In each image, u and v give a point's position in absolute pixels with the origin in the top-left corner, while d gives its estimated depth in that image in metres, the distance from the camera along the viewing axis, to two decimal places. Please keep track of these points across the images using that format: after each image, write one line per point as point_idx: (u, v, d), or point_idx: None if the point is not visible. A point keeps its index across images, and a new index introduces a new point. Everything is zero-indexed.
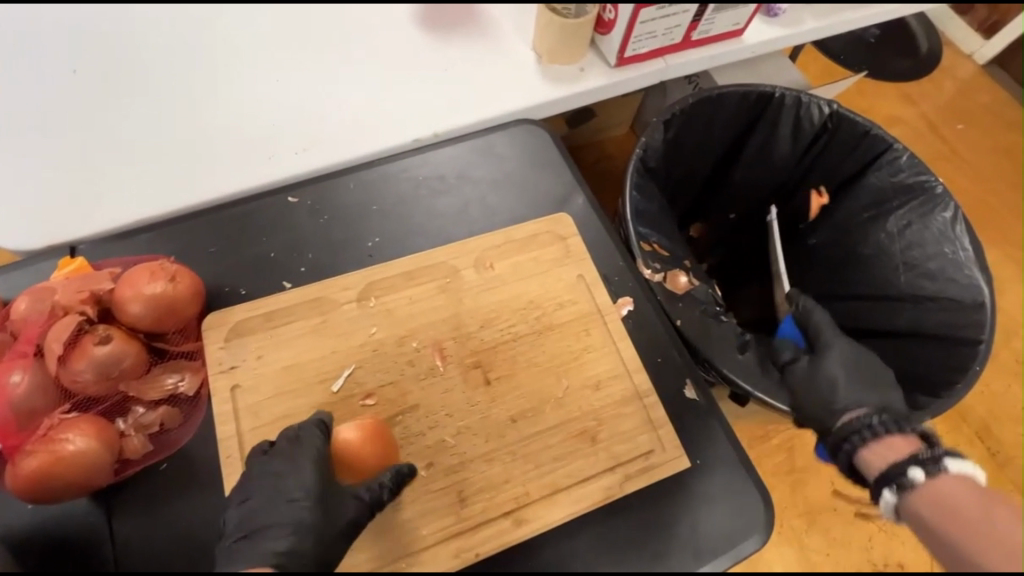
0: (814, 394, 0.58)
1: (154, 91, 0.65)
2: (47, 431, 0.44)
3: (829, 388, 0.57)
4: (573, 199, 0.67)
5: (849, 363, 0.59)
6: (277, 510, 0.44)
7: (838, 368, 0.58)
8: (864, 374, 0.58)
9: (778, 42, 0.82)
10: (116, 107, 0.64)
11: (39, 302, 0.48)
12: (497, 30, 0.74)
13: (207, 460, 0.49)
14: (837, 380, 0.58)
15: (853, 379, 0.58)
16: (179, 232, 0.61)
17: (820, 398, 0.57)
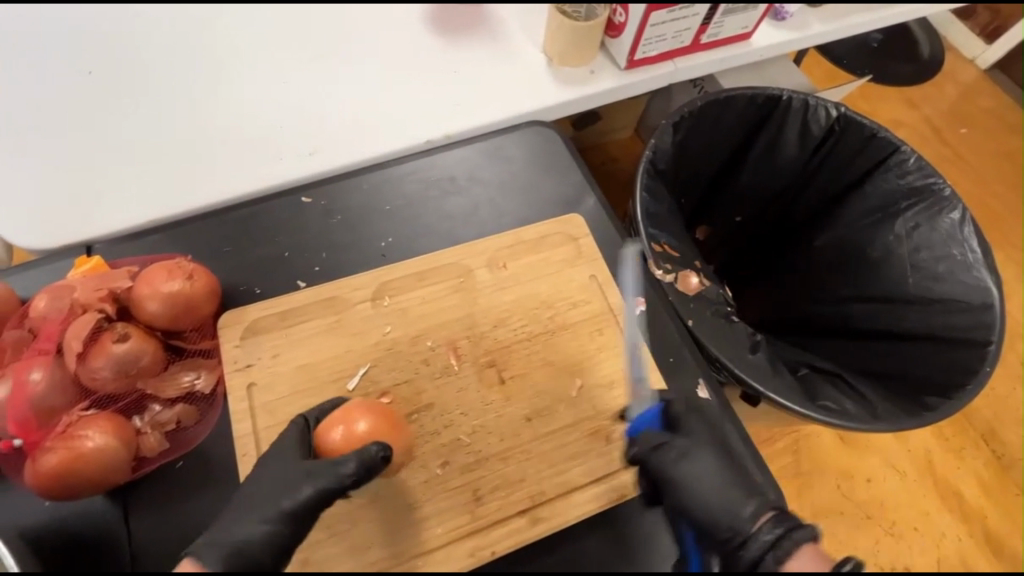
0: (704, 498, 0.47)
1: (155, 91, 0.65)
2: (66, 428, 0.44)
3: (714, 487, 0.47)
4: (584, 200, 0.67)
5: (703, 438, 0.51)
6: (255, 507, 0.44)
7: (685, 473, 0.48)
8: (722, 450, 0.51)
9: (786, 45, 0.82)
10: (117, 107, 0.64)
11: (58, 300, 0.48)
12: (508, 32, 0.74)
13: (224, 458, 0.49)
14: (710, 468, 0.48)
15: (721, 460, 0.49)
16: (194, 231, 0.61)
17: (693, 502, 0.47)
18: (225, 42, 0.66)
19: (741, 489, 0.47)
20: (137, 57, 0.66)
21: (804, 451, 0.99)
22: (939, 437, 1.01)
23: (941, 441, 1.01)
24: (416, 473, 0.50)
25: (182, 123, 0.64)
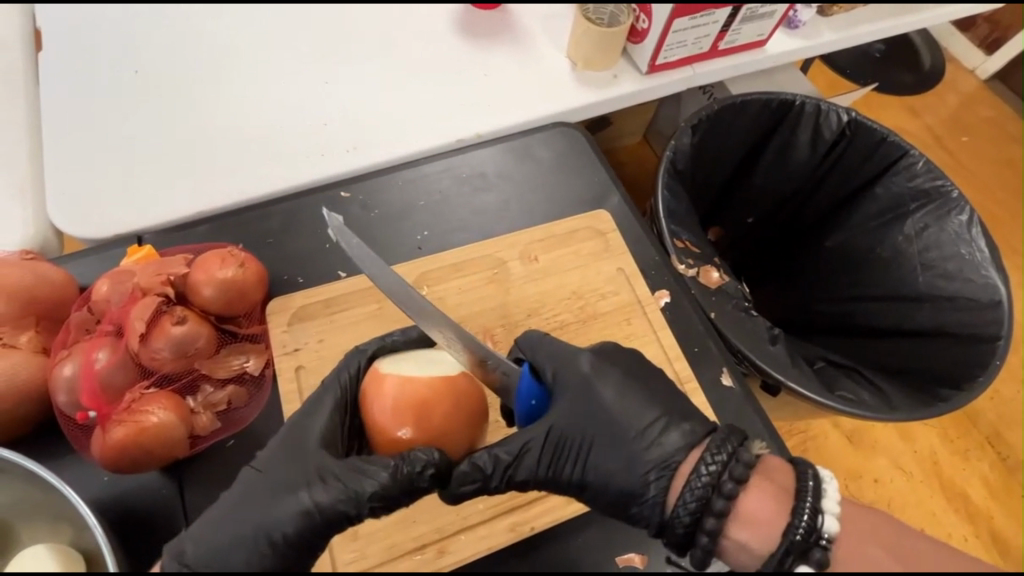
0: (612, 487, 0.48)
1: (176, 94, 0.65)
2: (129, 404, 0.47)
3: (620, 473, 0.48)
4: (609, 198, 0.70)
5: (582, 416, 0.50)
6: (282, 471, 0.46)
7: (577, 426, 0.50)
8: (604, 425, 0.49)
9: (799, 53, 0.86)
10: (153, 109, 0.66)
11: (120, 284, 0.50)
12: (534, 37, 0.77)
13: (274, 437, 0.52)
14: (605, 453, 0.49)
15: (607, 440, 0.49)
16: (238, 224, 0.64)
17: (613, 489, 0.48)
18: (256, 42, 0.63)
19: (639, 427, 0.48)
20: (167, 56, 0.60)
21: (813, 450, 1.01)
22: (944, 438, 1.04)
23: (947, 443, 1.03)
24: None
25: (224, 121, 0.67)
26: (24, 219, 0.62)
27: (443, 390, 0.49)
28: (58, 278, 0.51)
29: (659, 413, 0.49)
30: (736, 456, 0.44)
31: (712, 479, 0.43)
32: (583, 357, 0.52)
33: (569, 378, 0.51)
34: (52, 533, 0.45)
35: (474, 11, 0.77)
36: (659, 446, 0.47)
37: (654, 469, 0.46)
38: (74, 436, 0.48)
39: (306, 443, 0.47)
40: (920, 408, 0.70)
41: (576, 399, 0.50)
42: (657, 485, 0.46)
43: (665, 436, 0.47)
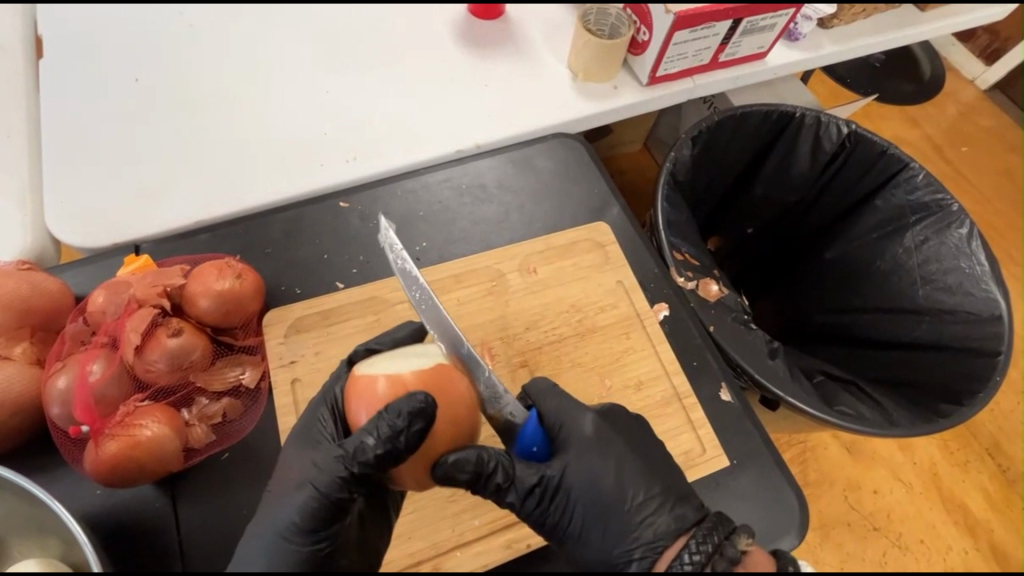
0: (592, 552, 0.49)
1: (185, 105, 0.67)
2: (124, 417, 0.46)
3: (604, 540, 0.49)
4: (609, 210, 0.70)
5: (581, 480, 0.50)
6: (282, 476, 0.46)
7: (573, 488, 0.50)
8: (597, 498, 0.49)
9: (800, 65, 0.86)
10: (157, 119, 0.66)
11: (116, 295, 0.50)
12: (535, 47, 0.77)
13: (268, 451, 0.51)
14: (593, 527, 0.49)
15: (597, 513, 0.49)
16: (235, 234, 0.63)
17: (592, 552, 0.49)
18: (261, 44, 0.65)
19: (632, 504, 0.48)
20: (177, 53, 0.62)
21: (812, 461, 1.01)
22: (945, 450, 1.03)
23: (946, 454, 1.03)
24: None
25: (226, 129, 0.67)
26: (23, 227, 0.62)
27: (425, 380, 0.46)
28: (54, 288, 0.51)
29: (656, 492, 0.49)
30: (721, 552, 0.43)
31: (695, 569, 0.42)
32: (589, 419, 0.52)
33: (574, 439, 0.51)
34: (42, 547, 0.44)
35: (475, 20, 0.77)
36: (650, 525, 0.47)
37: (642, 545, 0.47)
38: (68, 449, 0.48)
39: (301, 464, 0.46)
40: (917, 426, 0.69)
41: (578, 461, 0.50)
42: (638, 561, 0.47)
43: (658, 516, 0.48)
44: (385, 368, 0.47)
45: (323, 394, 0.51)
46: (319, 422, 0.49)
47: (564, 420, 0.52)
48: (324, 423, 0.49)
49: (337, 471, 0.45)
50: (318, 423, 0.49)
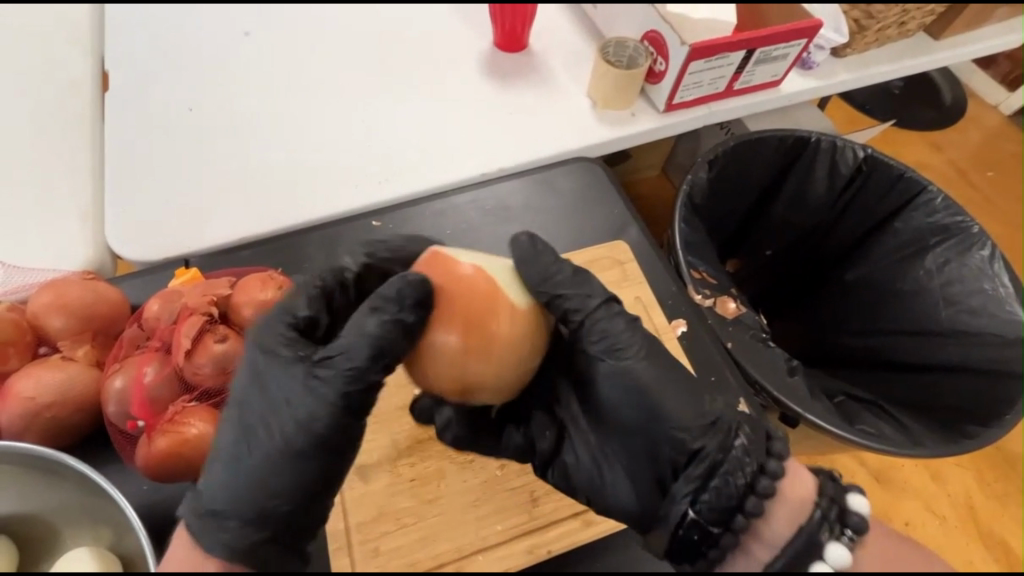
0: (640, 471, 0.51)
1: (236, 135, 0.73)
2: (172, 417, 0.50)
3: (649, 450, 0.50)
4: (627, 229, 0.73)
5: (618, 387, 0.50)
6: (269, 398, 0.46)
7: (639, 391, 0.50)
8: (647, 411, 0.50)
9: (814, 92, 0.89)
10: (210, 146, 0.72)
11: (170, 303, 0.54)
12: (556, 78, 0.82)
13: (243, 390, 0.46)
14: (643, 437, 0.50)
15: (652, 427, 0.49)
16: (272, 249, 0.67)
17: (633, 467, 0.51)
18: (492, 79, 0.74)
19: (698, 413, 0.48)
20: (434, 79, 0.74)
21: (843, 487, 0.98)
22: (980, 480, 1.00)
23: (983, 486, 1.00)
24: (479, 473, 0.56)
25: (272, 155, 0.72)
26: (84, 242, 0.66)
27: (474, 283, 0.45)
28: (115, 297, 0.56)
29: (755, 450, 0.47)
30: (742, 508, 0.45)
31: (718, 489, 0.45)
32: (619, 315, 0.51)
33: (630, 333, 0.51)
34: (95, 537, 0.47)
35: (501, 53, 0.83)
36: (741, 468, 0.45)
37: (714, 492, 0.45)
38: (123, 446, 0.52)
39: (297, 371, 0.46)
40: (942, 447, 0.69)
41: (645, 372, 0.50)
42: (687, 496, 0.46)
43: (762, 475, 0.45)
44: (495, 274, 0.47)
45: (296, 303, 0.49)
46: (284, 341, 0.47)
47: (599, 311, 0.51)
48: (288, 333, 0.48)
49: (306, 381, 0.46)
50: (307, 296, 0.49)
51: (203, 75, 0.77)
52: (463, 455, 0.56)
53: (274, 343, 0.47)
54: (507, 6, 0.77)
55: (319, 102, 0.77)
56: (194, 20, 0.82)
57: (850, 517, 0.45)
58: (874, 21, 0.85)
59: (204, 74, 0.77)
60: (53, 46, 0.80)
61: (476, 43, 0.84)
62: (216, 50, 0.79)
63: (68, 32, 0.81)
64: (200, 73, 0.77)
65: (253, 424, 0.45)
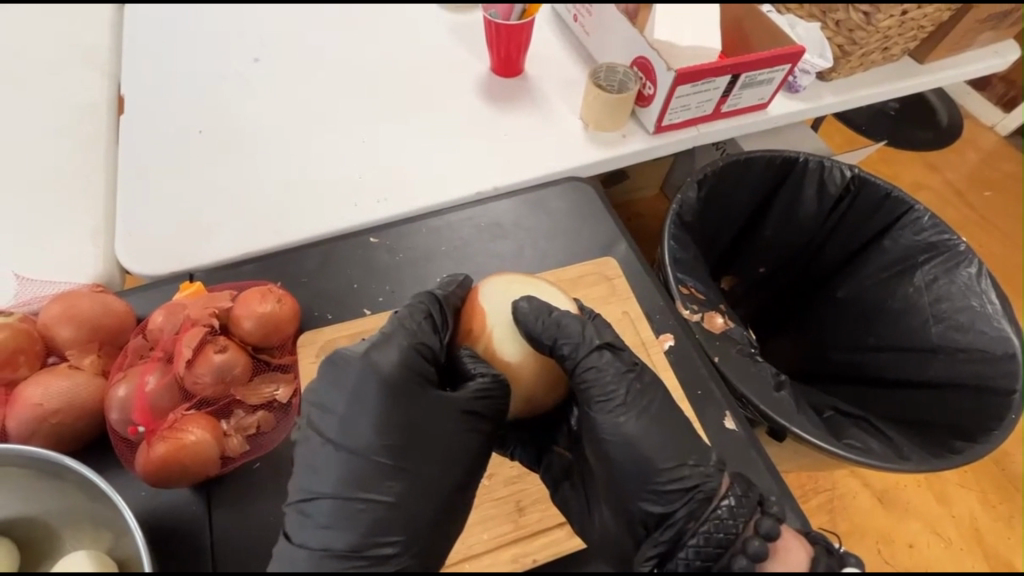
0: (618, 517, 0.55)
1: (242, 156, 0.77)
2: (172, 423, 0.52)
3: (627, 501, 0.53)
4: (617, 246, 0.75)
5: (612, 442, 0.53)
6: (353, 428, 0.49)
7: (625, 445, 0.52)
8: (632, 463, 0.52)
9: (802, 114, 0.92)
10: (218, 168, 0.76)
11: (174, 315, 0.57)
12: (550, 102, 0.85)
13: (368, 436, 0.48)
14: (626, 485, 0.53)
15: (635, 479, 0.52)
16: (274, 264, 0.70)
17: (617, 512, 0.55)
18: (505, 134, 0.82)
19: (678, 465, 0.51)
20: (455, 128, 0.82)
21: (842, 508, 0.98)
22: (983, 503, 0.99)
23: (987, 508, 0.99)
24: None
25: (277, 176, 0.76)
26: (95, 257, 0.69)
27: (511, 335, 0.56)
28: (121, 309, 0.58)
29: (743, 513, 0.47)
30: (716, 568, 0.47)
31: (691, 558, 0.47)
32: (614, 361, 0.55)
33: (619, 383, 0.54)
34: (92, 540, 0.49)
35: (498, 78, 0.87)
36: (725, 528, 0.47)
37: (691, 550, 0.47)
38: (123, 452, 0.54)
39: (433, 412, 0.52)
40: (927, 461, 0.70)
41: (636, 425, 0.53)
42: (652, 557, 0.50)
43: (751, 541, 0.45)
44: (494, 328, 0.56)
45: (391, 348, 0.51)
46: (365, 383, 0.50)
47: (591, 356, 0.55)
48: (361, 372, 0.50)
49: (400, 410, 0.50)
50: (426, 328, 0.55)
51: (214, 100, 0.81)
52: None
53: (399, 390, 0.50)
54: (502, 33, 0.81)
55: (324, 124, 0.80)
56: (208, 48, 0.86)
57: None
58: (857, 47, 0.88)
59: (215, 99, 0.81)
60: (72, 71, 0.84)
61: (474, 68, 0.88)
62: (227, 75, 0.84)
63: (89, 61, 0.86)
64: (211, 97, 0.81)
65: (384, 467, 0.48)
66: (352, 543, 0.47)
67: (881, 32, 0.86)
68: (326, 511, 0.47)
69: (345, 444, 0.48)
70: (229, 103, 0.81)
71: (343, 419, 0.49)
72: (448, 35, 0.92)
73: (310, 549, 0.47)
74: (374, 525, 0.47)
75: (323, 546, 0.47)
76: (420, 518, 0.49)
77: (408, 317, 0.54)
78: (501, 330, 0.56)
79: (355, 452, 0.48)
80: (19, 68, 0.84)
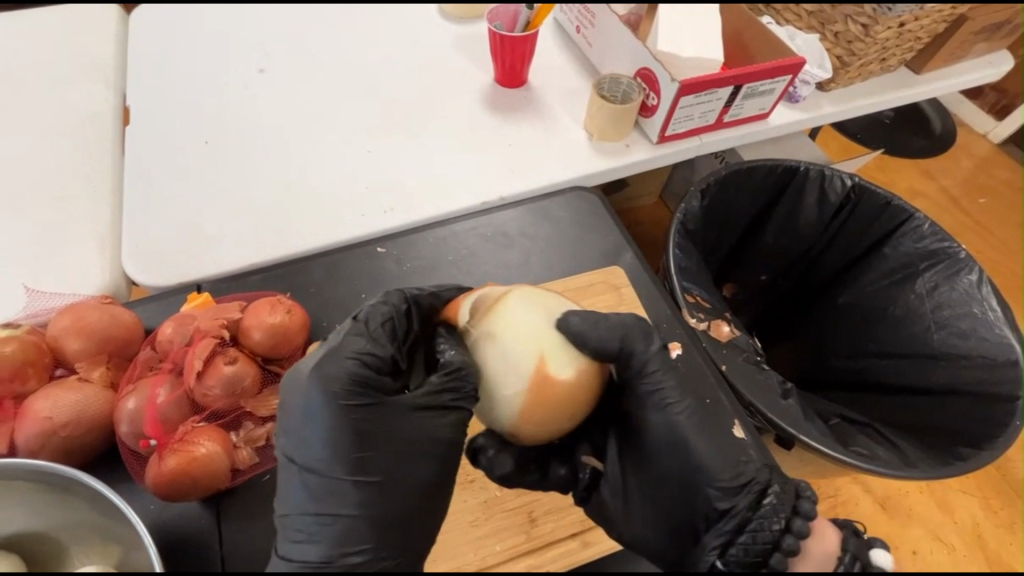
0: (668, 516, 0.55)
1: (247, 167, 0.77)
2: (182, 436, 0.52)
3: (679, 497, 0.55)
4: (623, 256, 0.76)
5: (668, 437, 0.55)
6: (303, 449, 0.49)
7: (680, 441, 0.54)
8: (688, 458, 0.54)
9: (802, 123, 0.93)
10: (224, 179, 0.76)
11: (183, 326, 0.57)
12: (554, 112, 0.86)
13: (319, 450, 0.48)
14: (680, 480, 0.54)
15: (691, 473, 0.54)
16: (282, 274, 0.70)
17: (666, 510, 0.55)
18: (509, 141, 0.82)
19: (730, 460, 0.54)
20: (458, 136, 0.82)
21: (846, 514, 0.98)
22: (985, 508, 1.00)
23: (989, 514, 0.99)
24: (479, 493, 0.59)
25: (282, 186, 0.76)
26: (101, 268, 0.69)
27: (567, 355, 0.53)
28: (129, 321, 0.58)
29: (782, 508, 0.49)
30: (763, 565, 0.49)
31: (751, 545, 0.49)
32: (670, 365, 0.57)
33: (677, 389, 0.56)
34: (103, 555, 0.48)
35: (502, 89, 0.88)
36: (768, 523, 0.49)
37: (749, 535, 0.49)
38: (133, 465, 0.53)
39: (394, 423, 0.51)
40: (933, 468, 0.70)
41: (694, 421, 0.55)
42: (716, 547, 0.51)
43: (786, 535, 0.48)
44: (545, 349, 0.52)
45: (337, 359, 0.51)
46: (309, 395, 0.49)
47: (654, 360, 0.56)
48: (307, 385, 0.49)
49: (349, 422, 0.49)
50: (381, 333, 0.54)
51: (220, 110, 0.81)
52: (464, 476, 0.60)
53: (346, 404, 0.49)
54: (506, 45, 0.82)
55: (329, 134, 0.81)
56: (212, 60, 0.86)
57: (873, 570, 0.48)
58: (855, 58, 0.90)
59: (221, 110, 0.82)
60: (76, 85, 0.84)
61: (478, 79, 0.89)
62: (232, 87, 0.84)
63: (93, 74, 0.86)
64: (217, 108, 0.82)
65: (348, 482, 0.48)
66: (323, 554, 0.47)
67: (879, 44, 0.87)
68: (301, 521, 0.48)
69: (306, 462, 0.48)
70: (236, 114, 0.81)
71: (292, 436, 0.49)
72: (451, 47, 0.92)
73: (289, 563, 0.47)
74: (341, 536, 0.47)
75: (301, 558, 0.47)
76: (414, 528, 0.51)
77: (367, 323, 0.53)
78: (554, 348, 0.52)
79: (309, 469, 0.48)
80: (23, 81, 0.84)
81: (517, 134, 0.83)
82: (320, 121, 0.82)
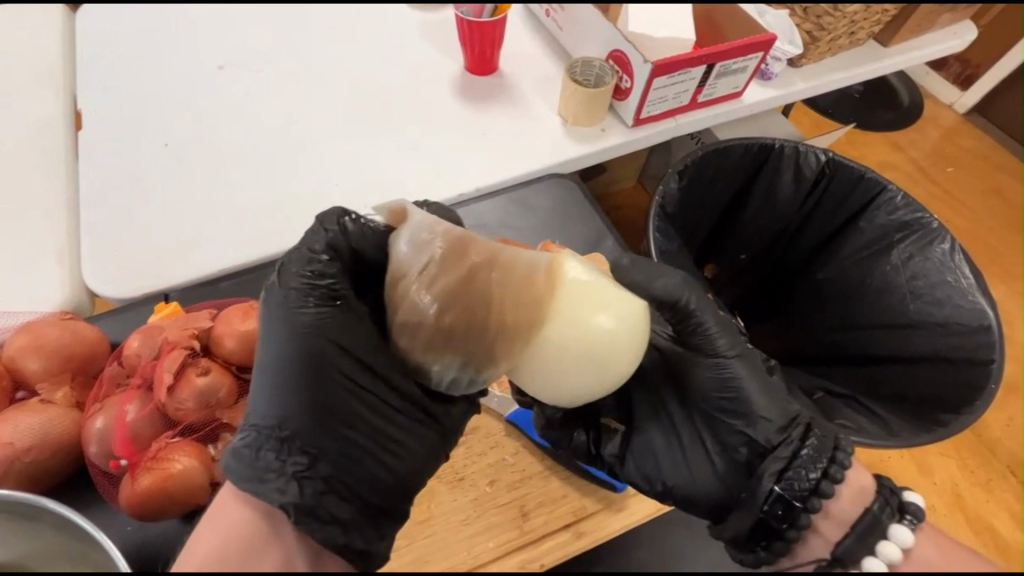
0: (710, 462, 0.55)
1: (211, 169, 0.74)
2: (156, 453, 0.50)
3: (724, 442, 0.54)
4: (603, 242, 0.75)
5: (713, 379, 0.55)
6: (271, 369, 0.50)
7: (724, 383, 0.54)
8: (733, 402, 0.54)
9: (775, 101, 0.93)
10: (186, 182, 0.72)
11: (150, 339, 0.54)
12: (528, 99, 0.84)
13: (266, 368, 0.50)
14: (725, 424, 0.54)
15: (735, 417, 0.53)
16: (253, 279, 0.68)
17: (714, 455, 0.55)
18: (482, 130, 0.81)
19: (775, 403, 0.53)
20: (430, 128, 0.80)
21: None
22: (963, 470, 1.02)
23: (967, 474, 1.02)
24: (469, 491, 0.58)
25: (249, 187, 0.73)
26: (60, 282, 0.65)
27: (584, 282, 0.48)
28: (92, 335, 0.56)
29: (823, 449, 0.49)
30: (805, 502, 0.47)
31: (809, 482, 0.47)
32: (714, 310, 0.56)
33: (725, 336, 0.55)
34: None
35: (473, 77, 0.86)
36: (806, 471, 0.48)
37: (800, 469, 0.48)
38: (108, 485, 0.51)
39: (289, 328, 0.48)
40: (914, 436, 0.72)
41: (739, 365, 0.55)
42: (774, 474, 0.49)
43: (823, 481, 0.47)
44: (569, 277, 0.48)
45: None
46: None
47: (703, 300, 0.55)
48: None
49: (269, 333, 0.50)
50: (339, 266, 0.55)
51: (179, 111, 0.78)
52: (453, 473, 0.59)
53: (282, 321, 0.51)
54: (475, 31, 0.79)
55: (328, 134, 0.78)
56: (170, 60, 0.82)
57: (907, 505, 0.49)
58: (825, 33, 0.89)
59: (180, 110, 0.78)
60: (24, 91, 0.80)
61: (449, 68, 0.86)
62: (192, 85, 0.80)
63: (41, 79, 0.81)
64: (177, 109, 0.78)
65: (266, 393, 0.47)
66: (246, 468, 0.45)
67: (848, 17, 0.87)
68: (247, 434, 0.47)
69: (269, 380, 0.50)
70: (197, 114, 0.78)
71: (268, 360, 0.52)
72: (421, 35, 0.90)
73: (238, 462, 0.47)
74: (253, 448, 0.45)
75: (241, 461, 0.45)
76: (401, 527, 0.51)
77: None
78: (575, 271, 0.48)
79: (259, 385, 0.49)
80: None
81: (491, 123, 0.81)
82: (287, 117, 0.79)
